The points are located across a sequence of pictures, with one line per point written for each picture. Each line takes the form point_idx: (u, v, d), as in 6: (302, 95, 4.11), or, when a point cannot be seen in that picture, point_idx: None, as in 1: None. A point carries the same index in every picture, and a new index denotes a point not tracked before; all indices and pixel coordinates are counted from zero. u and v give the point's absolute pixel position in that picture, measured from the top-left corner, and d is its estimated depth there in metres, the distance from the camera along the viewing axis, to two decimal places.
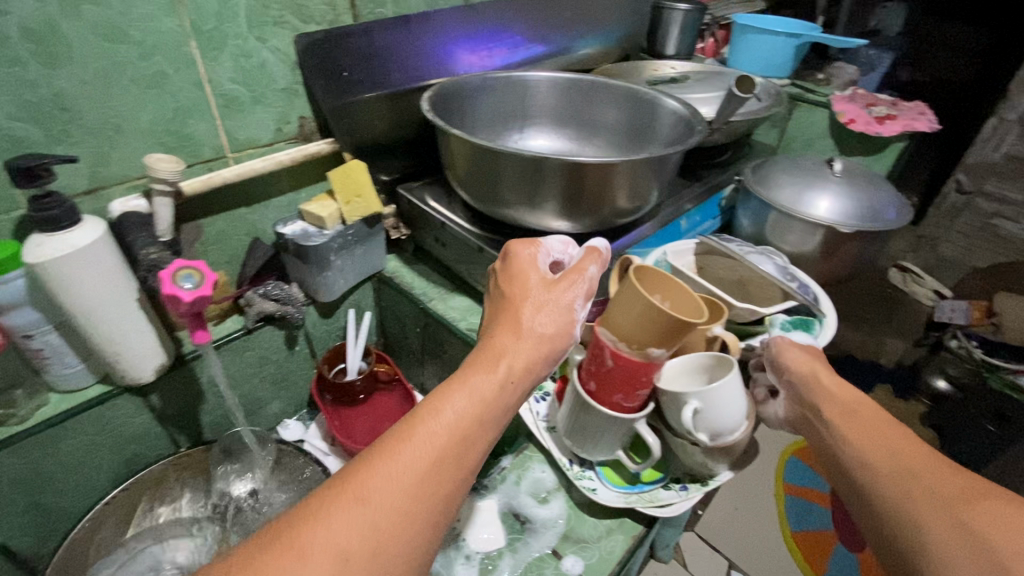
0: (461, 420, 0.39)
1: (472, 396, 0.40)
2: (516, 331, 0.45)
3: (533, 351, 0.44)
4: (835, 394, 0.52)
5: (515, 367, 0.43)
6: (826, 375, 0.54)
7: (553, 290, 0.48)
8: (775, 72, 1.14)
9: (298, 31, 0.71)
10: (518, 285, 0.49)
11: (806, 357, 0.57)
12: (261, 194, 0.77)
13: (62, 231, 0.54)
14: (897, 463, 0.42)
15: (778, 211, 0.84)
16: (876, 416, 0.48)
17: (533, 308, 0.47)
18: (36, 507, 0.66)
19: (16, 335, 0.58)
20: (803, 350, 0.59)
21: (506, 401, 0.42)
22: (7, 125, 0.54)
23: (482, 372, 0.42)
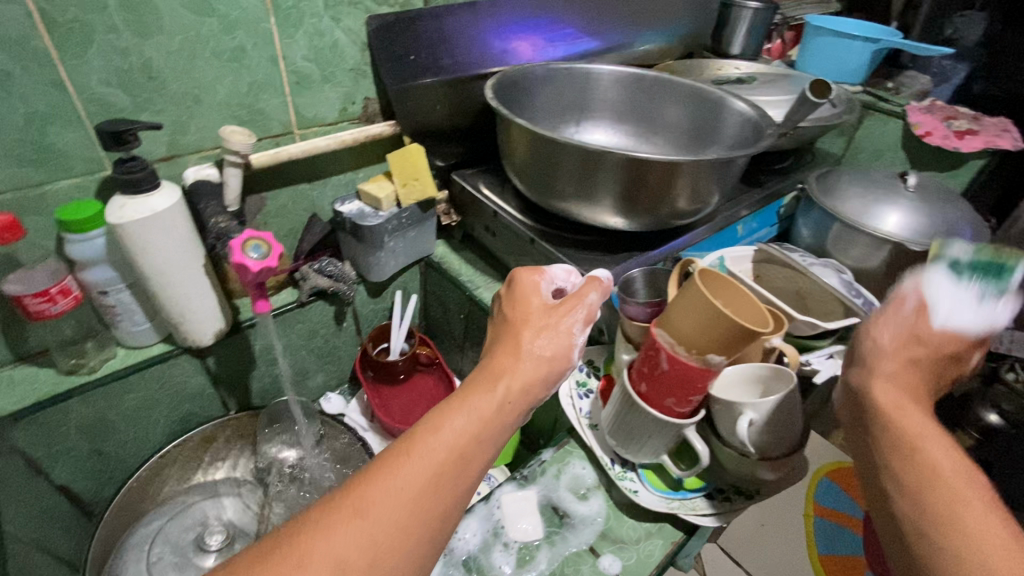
0: (457, 440, 0.38)
1: (471, 415, 0.40)
2: (517, 352, 0.45)
3: (534, 373, 0.44)
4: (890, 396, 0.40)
5: (513, 388, 0.42)
6: (895, 371, 0.42)
7: (552, 317, 0.47)
8: (847, 78, 1.09)
9: (371, 13, 0.72)
10: (520, 308, 0.48)
11: (890, 343, 0.43)
12: (323, 172, 0.78)
13: (142, 194, 0.57)
14: (958, 526, 0.33)
15: (842, 223, 0.80)
16: (941, 451, 0.36)
17: (533, 331, 0.46)
18: (98, 453, 0.70)
19: (92, 290, 0.62)
20: (899, 324, 0.44)
21: (506, 420, 0.41)
22: (99, 89, 0.57)
23: (482, 391, 0.41)
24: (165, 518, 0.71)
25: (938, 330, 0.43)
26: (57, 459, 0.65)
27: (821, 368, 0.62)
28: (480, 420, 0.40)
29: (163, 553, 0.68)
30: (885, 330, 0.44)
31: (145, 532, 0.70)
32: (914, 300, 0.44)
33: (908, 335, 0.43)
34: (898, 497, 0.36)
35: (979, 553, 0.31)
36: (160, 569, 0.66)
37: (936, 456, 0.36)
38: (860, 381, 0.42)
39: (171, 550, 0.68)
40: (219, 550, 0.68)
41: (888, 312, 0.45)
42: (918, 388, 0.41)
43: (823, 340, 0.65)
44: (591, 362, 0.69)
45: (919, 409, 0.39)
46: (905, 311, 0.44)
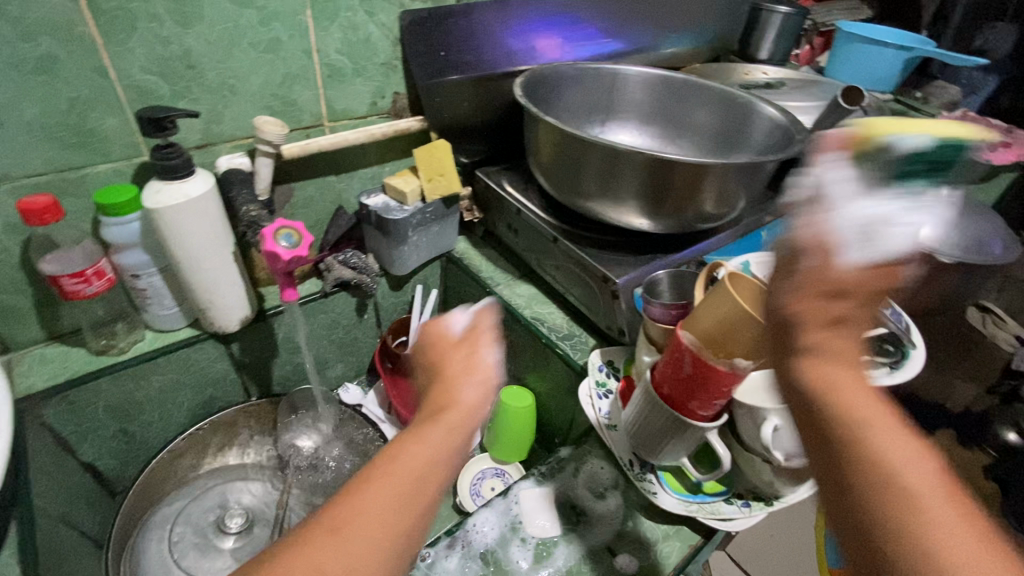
0: (402, 472, 0.35)
1: (416, 450, 0.36)
2: (452, 382, 0.40)
3: (474, 400, 0.39)
4: (827, 375, 0.33)
5: (455, 418, 0.38)
6: (825, 339, 0.33)
7: (475, 348, 0.42)
8: (877, 86, 1.08)
9: (404, 8, 0.72)
10: (442, 341, 0.43)
11: (818, 303, 0.34)
12: (350, 165, 0.79)
13: (177, 180, 0.58)
14: (925, 531, 0.28)
15: None
16: (887, 434, 0.31)
17: (458, 367, 0.40)
18: (124, 434, 0.71)
19: (125, 273, 0.63)
20: (809, 276, 0.34)
21: (452, 449, 0.37)
22: (140, 77, 0.58)
23: (423, 426, 0.37)
24: (186, 500, 0.73)
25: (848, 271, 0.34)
26: (84, 437, 0.67)
27: None
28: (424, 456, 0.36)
29: (184, 533, 0.70)
30: (800, 289, 0.34)
31: (167, 513, 0.72)
32: (815, 247, 0.34)
33: (822, 290, 0.33)
34: (855, 504, 0.30)
35: (951, 556, 0.27)
36: (181, 548, 0.68)
37: (886, 440, 0.31)
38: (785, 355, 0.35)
39: (192, 530, 0.70)
40: (239, 533, 0.70)
41: (791, 271, 0.35)
42: (852, 353, 0.34)
43: None
44: (612, 362, 0.70)
45: (849, 375, 0.33)
46: (804, 257, 0.34)
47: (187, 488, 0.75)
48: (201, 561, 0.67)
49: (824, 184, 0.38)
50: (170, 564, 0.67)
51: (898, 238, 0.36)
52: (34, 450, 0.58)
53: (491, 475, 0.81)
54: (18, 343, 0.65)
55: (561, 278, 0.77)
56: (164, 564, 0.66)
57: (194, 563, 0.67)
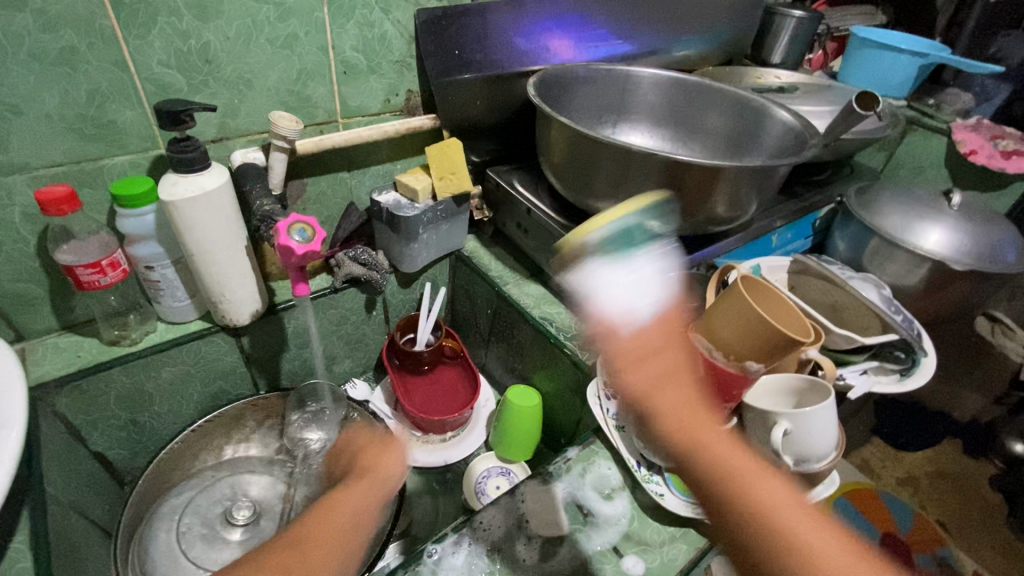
0: (332, 523, 0.48)
1: (344, 511, 0.50)
2: (369, 476, 0.54)
3: (397, 466, 0.56)
4: (690, 433, 0.44)
5: (374, 484, 0.53)
6: (664, 387, 0.45)
7: (393, 435, 0.59)
8: (890, 92, 1.07)
9: (420, 6, 0.72)
10: (367, 448, 0.57)
11: (656, 375, 0.45)
12: (362, 161, 0.80)
13: (194, 173, 0.59)
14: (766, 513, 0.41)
15: (881, 238, 0.79)
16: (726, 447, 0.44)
17: (380, 451, 0.57)
18: (134, 424, 0.72)
19: (139, 264, 0.63)
20: (636, 355, 0.45)
21: (371, 510, 0.51)
22: (159, 70, 0.58)
23: (354, 492, 0.52)
24: (194, 491, 0.75)
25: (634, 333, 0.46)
26: (95, 426, 0.68)
27: (856, 385, 0.62)
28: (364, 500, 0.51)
29: (192, 525, 0.71)
30: (633, 369, 0.45)
31: (175, 504, 0.73)
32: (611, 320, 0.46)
33: (643, 362, 0.45)
34: (723, 508, 0.42)
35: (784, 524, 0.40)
36: (189, 539, 0.69)
37: (728, 451, 0.44)
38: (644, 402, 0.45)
39: (200, 522, 0.71)
40: (245, 525, 0.71)
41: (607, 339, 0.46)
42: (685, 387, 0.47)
43: (857, 356, 0.65)
44: None
45: (690, 406, 0.46)
46: (617, 344, 0.46)
47: (195, 479, 0.76)
48: (208, 552, 0.69)
49: (588, 285, 0.48)
50: (177, 554, 0.68)
51: (651, 287, 0.47)
52: (46, 438, 0.58)
53: (497, 474, 0.80)
54: (32, 332, 0.66)
55: None
56: (171, 555, 0.68)
57: (200, 554, 0.68)
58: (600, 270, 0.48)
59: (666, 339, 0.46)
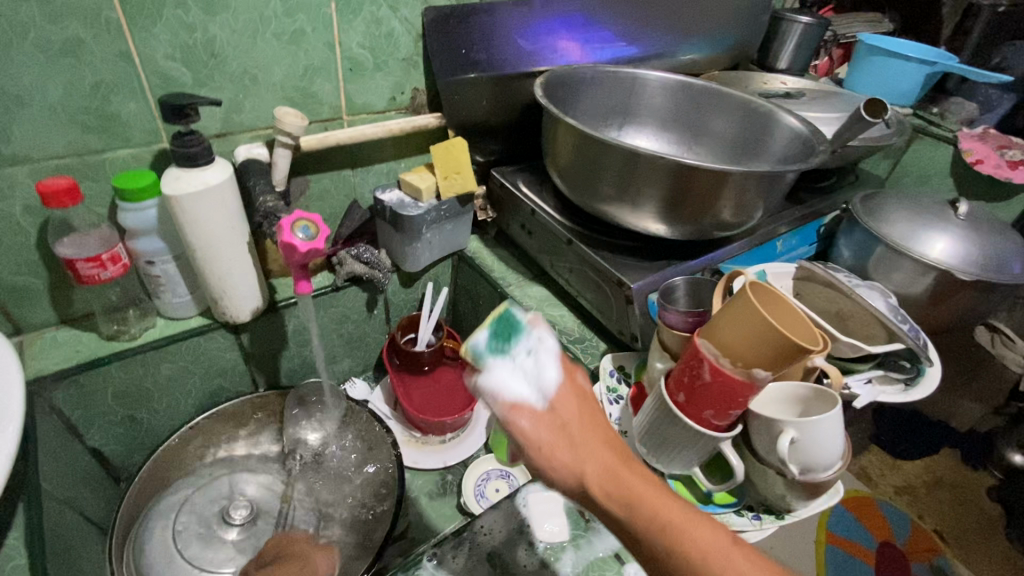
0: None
1: None
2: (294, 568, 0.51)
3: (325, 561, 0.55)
4: (619, 496, 0.41)
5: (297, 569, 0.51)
6: (578, 452, 0.42)
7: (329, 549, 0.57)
8: (896, 100, 1.07)
9: (428, 4, 0.72)
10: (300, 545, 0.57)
11: (575, 445, 0.42)
12: (366, 159, 0.79)
13: (196, 168, 0.58)
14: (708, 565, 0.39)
15: (887, 246, 0.78)
16: (657, 502, 0.41)
17: (316, 548, 0.56)
18: (131, 420, 0.71)
19: (140, 259, 0.63)
20: (550, 432, 0.42)
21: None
22: (164, 63, 0.58)
23: None
24: (191, 489, 0.73)
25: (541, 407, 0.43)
26: (92, 422, 0.67)
27: (861, 393, 0.62)
28: None
29: (188, 523, 0.69)
30: (549, 447, 0.41)
31: (172, 502, 0.71)
32: (521, 413, 0.42)
33: (560, 433, 0.42)
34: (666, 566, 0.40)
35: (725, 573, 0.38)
36: (185, 538, 0.68)
37: (658, 507, 0.40)
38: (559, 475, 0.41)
39: (197, 520, 0.70)
40: (241, 524, 0.70)
41: (520, 428, 0.42)
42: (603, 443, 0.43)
43: (862, 364, 0.64)
44: (622, 367, 0.70)
45: (612, 461, 0.42)
46: (529, 429, 0.42)
47: (193, 477, 0.75)
48: (204, 551, 0.67)
49: (491, 389, 0.44)
50: (173, 554, 0.66)
51: (551, 367, 0.45)
52: (42, 433, 0.58)
53: (496, 476, 0.80)
54: (30, 325, 0.65)
55: (574, 281, 0.77)
56: (168, 553, 0.66)
57: (197, 553, 0.67)
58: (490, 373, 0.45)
59: (565, 407, 0.43)
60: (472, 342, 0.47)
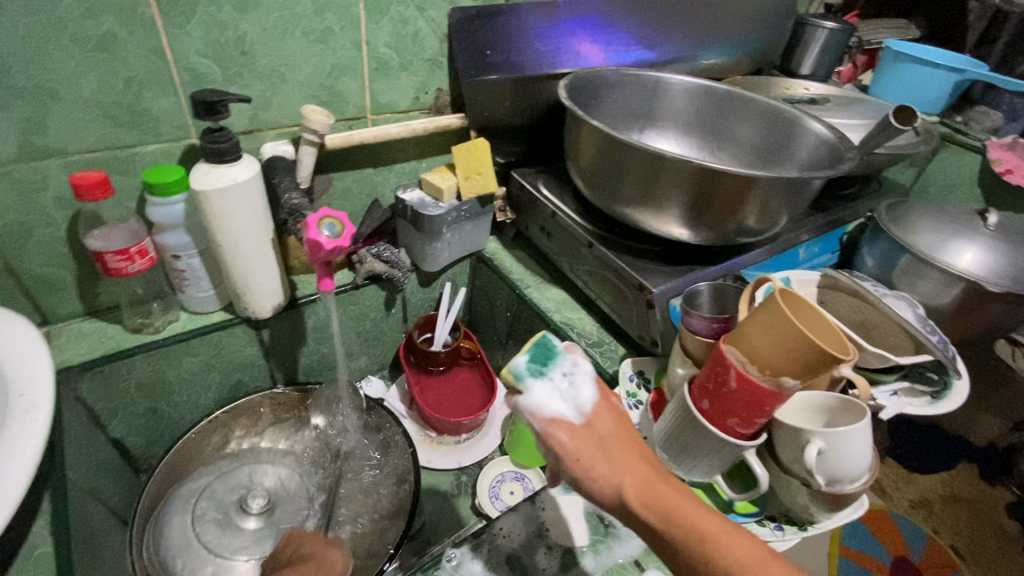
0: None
1: None
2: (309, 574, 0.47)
3: (339, 559, 0.51)
4: (656, 506, 0.41)
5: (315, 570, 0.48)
6: (614, 462, 0.43)
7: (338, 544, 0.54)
8: (924, 107, 1.05)
9: (454, 5, 0.72)
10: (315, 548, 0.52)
11: (611, 457, 0.43)
12: (388, 159, 0.79)
13: (225, 164, 0.58)
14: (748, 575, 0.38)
15: (912, 256, 0.76)
16: (692, 511, 0.41)
17: (324, 547, 0.52)
18: (152, 412, 0.72)
19: (166, 253, 0.64)
20: (586, 444, 0.43)
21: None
22: (196, 60, 0.59)
23: None
24: (212, 476, 0.73)
25: (578, 421, 0.44)
26: (114, 413, 0.68)
27: (887, 405, 0.61)
28: None
29: (207, 509, 0.69)
30: (587, 459, 0.42)
31: (193, 487, 0.71)
32: (558, 426, 0.43)
33: (596, 444, 0.43)
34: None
35: None
36: (203, 524, 0.67)
37: (694, 516, 0.41)
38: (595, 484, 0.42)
39: (215, 507, 0.69)
40: (260, 513, 0.69)
41: (556, 439, 0.43)
42: (639, 457, 0.44)
43: (888, 376, 0.63)
44: (642, 373, 0.69)
45: (647, 472, 0.43)
46: (566, 442, 0.43)
47: (213, 466, 0.74)
48: (221, 537, 0.67)
49: (533, 408, 0.44)
50: (191, 538, 0.66)
51: (588, 388, 0.46)
52: (67, 423, 0.58)
53: (511, 478, 0.80)
54: (57, 316, 0.66)
55: (593, 285, 0.76)
56: (184, 538, 0.66)
57: (214, 539, 0.66)
58: (531, 394, 0.45)
59: (602, 420, 0.44)
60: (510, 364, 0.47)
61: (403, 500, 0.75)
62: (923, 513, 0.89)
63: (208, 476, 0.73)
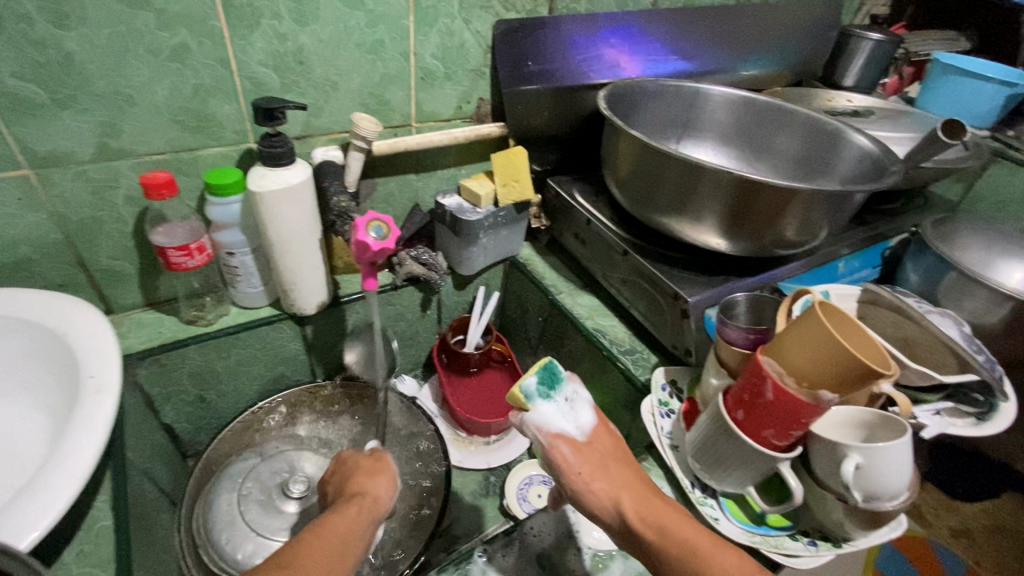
0: (327, 541, 0.42)
1: (334, 532, 0.43)
2: (357, 511, 0.46)
3: (386, 491, 0.50)
4: (652, 520, 0.43)
5: (362, 506, 0.47)
6: (612, 476, 0.46)
7: (382, 462, 0.53)
8: (975, 122, 1.01)
9: (499, 17, 0.74)
10: (361, 481, 0.50)
11: (610, 473, 0.46)
12: (430, 165, 0.82)
13: (280, 167, 0.62)
14: None
15: (959, 273, 0.74)
16: (685, 527, 0.42)
17: (367, 478, 0.51)
18: (201, 400, 0.76)
19: (222, 250, 0.67)
20: (587, 459, 0.46)
21: (364, 526, 0.46)
22: (257, 70, 0.62)
23: (338, 524, 0.44)
24: (259, 458, 0.77)
25: (580, 438, 0.47)
26: (167, 399, 0.72)
27: (930, 424, 0.59)
28: (340, 535, 0.43)
29: (252, 489, 0.73)
30: (587, 473, 0.45)
31: (241, 467, 0.75)
32: (561, 442, 0.46)
33: (596, 460, 0.46)
34: None
35: None
36: (247, 503, 0.71)
37: (687, 530, 0.42)
38: (592, 495, 0.45)
39: (259, 488, 0.73)
40: (299, 498, 0.72)
41: (559, 453, 0.46)
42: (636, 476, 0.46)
43: (931, 395, 0.61)
44: (675, 382, 0.69)
45: (644, 489, 0.45)
46: (569, 455, 0.46)
47: (258, 447, 0.78)
48: (262, 517, 0.70)
49: (539, 423, 0.47)
50: (236, 516, 0.70)
51: (590, 412, 0.49)
52: (127, 406, 0.62)
53: (538, 482, 0.81)
54: (120, 305, 0.71)
55: (627, 292, 0.77)
56: (231, 514, 0.70)
57: (256, 518, 0.70)
58: (539, 411, 0.47)
59: (602, 439, 0.48)
60: (521, 383, 0.47)
61: (431, 499, 0.76)
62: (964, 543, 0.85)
63: (254, 456, 0.77)
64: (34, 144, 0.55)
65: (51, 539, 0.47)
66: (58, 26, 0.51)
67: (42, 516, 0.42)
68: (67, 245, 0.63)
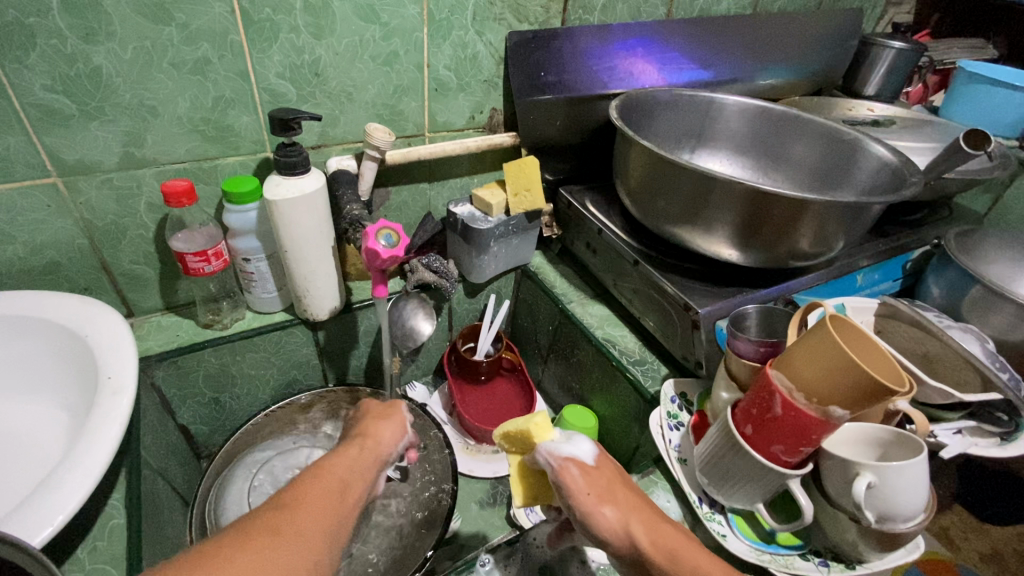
0: (328, 481, 0.41)
1: (334, 476, 0.42)
2: (360, 457, 0.45)
3: (394, 438, 0.49)
4: (664, 544, 0.40)
5: (364, 449, 0.46)
6: (620, 492, 0.44)
7: (394, 408, 0.52)
8: (1000, 130, 0.98)
9: (512, 29, 0.75)
10: (368, 426, 0.49)
11: (620, 496, 0.43)
12: (442, 174, 0.83)
13: (295, 176, 0.63)
14: None
15: (983, 287, 0.71)
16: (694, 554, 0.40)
17: (376, 420, 0.49)
18: (216, 402, 0.78)
19: (239, 257, 0.70)
20: (598, 482, 0.43)
21: (369, 469, 0.45)
22: (277, 82, 0.64)
23: (338, 467, 0.43)
24: (274, 452, 0.77)
25: (584, 456, 0.45)
26: (183, 401, 0.74)
27: (950, 444, 0.58)
28: (340, 479, 0.42)
29: (264, 482, 0.73)
30: (597, 494, 0.42)
31: (257, 458, 0.76)
32: (569, 462, 0.44)
33: (606, 484, 0.44)
34: None
35: None
36: (258, 494, 0.72)
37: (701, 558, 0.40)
38: (602, 517, 0.42)
39: (271, 481, 0.74)
40: None
41: (566, 471, 0.44)
42: (638, 496, 0.44)
43: (950, 412, 0.60)
44: (684, 395, 0.68)
45: (649, 508, 0.43)
46: (579, 477, 0.43)
47: (278, 441, 0.79)
48: None
49: (549, 449, 0.45)
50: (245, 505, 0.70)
51: (592, 442, 0.47)
52: (145, 407, 0.64)
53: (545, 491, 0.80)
54: (141, 309, 0.73)
55: (637, 303, 0.77)
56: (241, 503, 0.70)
57: None
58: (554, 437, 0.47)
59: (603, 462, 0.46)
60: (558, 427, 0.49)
61: (438, 507, 0.75)
62: (993, 568, 0.80)
63: (270, 450, 0.78)
64: (63, 154, 0.58)
65: (66, 536, 0.48)
66: (86, 41, 0.53)
67: (56, 512, 0.43)
68: (91, 250, 0.65)
